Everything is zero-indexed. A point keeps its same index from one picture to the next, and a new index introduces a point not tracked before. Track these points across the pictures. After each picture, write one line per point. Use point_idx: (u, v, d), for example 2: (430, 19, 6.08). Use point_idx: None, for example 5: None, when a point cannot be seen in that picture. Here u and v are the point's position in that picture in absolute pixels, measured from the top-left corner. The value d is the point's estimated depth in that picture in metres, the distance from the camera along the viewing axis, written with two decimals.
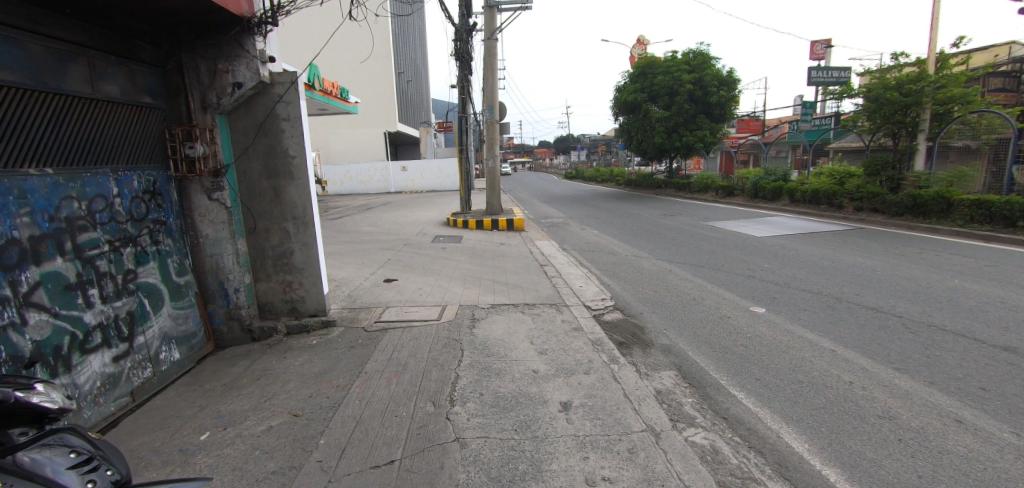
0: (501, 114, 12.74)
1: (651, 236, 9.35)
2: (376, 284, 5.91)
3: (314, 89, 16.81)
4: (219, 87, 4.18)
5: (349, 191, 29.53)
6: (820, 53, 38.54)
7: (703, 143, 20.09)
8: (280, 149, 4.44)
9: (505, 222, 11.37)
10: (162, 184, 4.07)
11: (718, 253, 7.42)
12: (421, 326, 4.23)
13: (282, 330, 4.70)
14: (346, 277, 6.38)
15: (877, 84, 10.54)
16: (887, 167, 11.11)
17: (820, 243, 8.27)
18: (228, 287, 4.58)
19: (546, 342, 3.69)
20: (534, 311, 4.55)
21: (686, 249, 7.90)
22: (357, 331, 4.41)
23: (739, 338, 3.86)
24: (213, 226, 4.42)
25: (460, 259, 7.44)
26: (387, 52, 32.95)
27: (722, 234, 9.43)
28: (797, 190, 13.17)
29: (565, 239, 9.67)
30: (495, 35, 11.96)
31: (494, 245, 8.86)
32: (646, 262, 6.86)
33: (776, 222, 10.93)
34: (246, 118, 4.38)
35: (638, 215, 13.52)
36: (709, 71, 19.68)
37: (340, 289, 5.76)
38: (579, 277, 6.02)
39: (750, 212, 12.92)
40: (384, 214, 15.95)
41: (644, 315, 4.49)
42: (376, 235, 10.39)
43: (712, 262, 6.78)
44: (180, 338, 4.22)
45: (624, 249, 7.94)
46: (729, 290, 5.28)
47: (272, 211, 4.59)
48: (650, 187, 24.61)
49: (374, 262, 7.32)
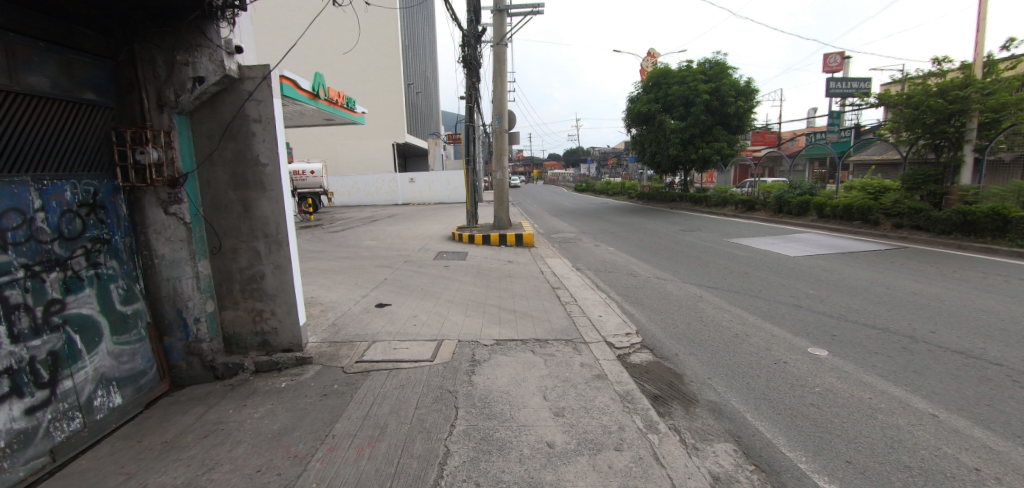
0: (511, 124, 12.13)
1: (673, 255, 8.54)
2: (366, 310, 5.17)
3: (319, 98, 16.46)
4: (178, 82, 3.55)
5: (356, 202, 29.17)
6: (834, 66, 37.91)
7: (720, 154, 19.31)
8: (251, 154, 3.77)
9: (514, 236, 10.66)
10: (106, 196, 3.43)
11: (753, 277, 6.58)
12: (410, 370, 3.47)
13: (250, 368, 3.98)
14: (334, 301, 5.65)
15: (917, 90, 9.66)
16: (929, 180, 10.16)
17: (864, 264, 7.40)
18: (187, 317, 3.89)
19: (563, 398, 2.92)
20: (547, 351, 3.76)
21: (715, 270, 7.08)
22: (334, 374, 3.65)
23: (808, 394, 3.05)
24: (169, 245, 3.75)
25: (464, 280, 6.70)
26: (397, 63, 32.92)
27: (751, 252, 8.61)
28: (825, 204, 12.28)
29: (579, 257, 8.93)
30: (505, 40, 11.43)
31: (502, 264, 8.13)
32: (672, 286, 6.05)
33: (806, 239, 10.07)
34: (211, 119, 3.74)
35: (654, 230, 12.75)
36: (727, 81, 18.98)
37: (324, 317, 5.03)
38: (597, 305, 5.21)
39: (776, 228, 12.00)
40: (388, 227, 15.34)
41: (679, 358, 3.70)
42: (376, 250, 9.74)
43: (748, 288, 5.96)
44: (123, 379, 3.52)
45: (645, 270, 7.13)
46: (778, 324, 4.46)
47: (239, 228, 3.89)
48: (664, 201, 23.82)
49: (368, 282, 6.60)
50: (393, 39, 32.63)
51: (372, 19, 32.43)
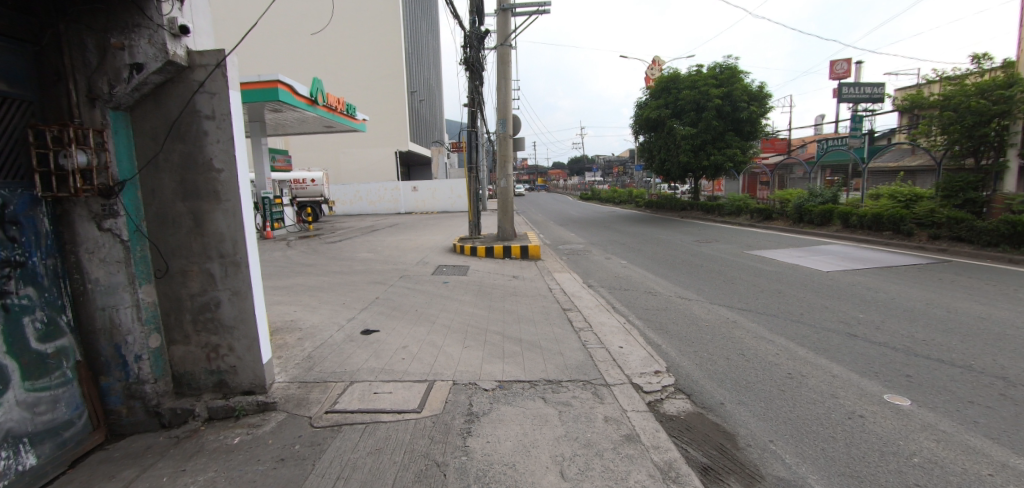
0: (515, 129, 11.49)
1: (693, 270, 7.79)
2: (350, 339, 4.46)
3: (317, 103, 15.98)
4: (112, 71, 2.93)
5: (358, 211, 28.65)
6: (841, 72, 37.42)
7: (732, 161, 18.62)
8: (203, 158, 3.13)
9: (519, 248, 10.00)
10: (21, 209, 2.69)
11: (789, 297, 5.82)
12: (392, 426, 2.75)
13: (202, 415, 3.29)
14: (314, 326, 4.95)
15: (955, 90, 8.95)
16: (969, 187, 9.39)
17: (909, 281, 6.63)
18: (126, 354, 3.20)
19: (586, 476, 2.20)
20: (561, 399, 3.04)
21: (744, 289, 6.33)
22: (298, 428, 2.93)
23: (909, 469, 2.31)
24: (103, 267, 3.05)
25: (463, 300, 5.99)
26: (400, 70, 32.61)
27: (778, 267, 7.87)
28: (851, 214, 11.50)
29: (589, 271, 8.23)
30: (509, 40, 10.86)
31: (506, 280, 7.42)
32: (700, 309, 5.32)
33: (834, 252, 9.32)
34: (155, 115, 3.11)
35: (668, 241, 12.04)
36: (739, 85, 18.33)
37: (300, 346, 4.33)
38: (616, 334, 4.48)
39: (799, 239, 11.23)
40: (387, 238, 14.69)
41: (726, 408, 2.97)
42: (370, 264, 9.07)
43: (787, 311, 5.21)
44: (40, 434, 2.74)
45: (666, 289, 6.39)
46: (837, 361, 3.72)
47: (190, 246, 3.23)
48: (673, 209, 23.11)
49: (356, 303, 5.91)
50: (396, 45, 32.36)
51: (375, 27, 32.22)
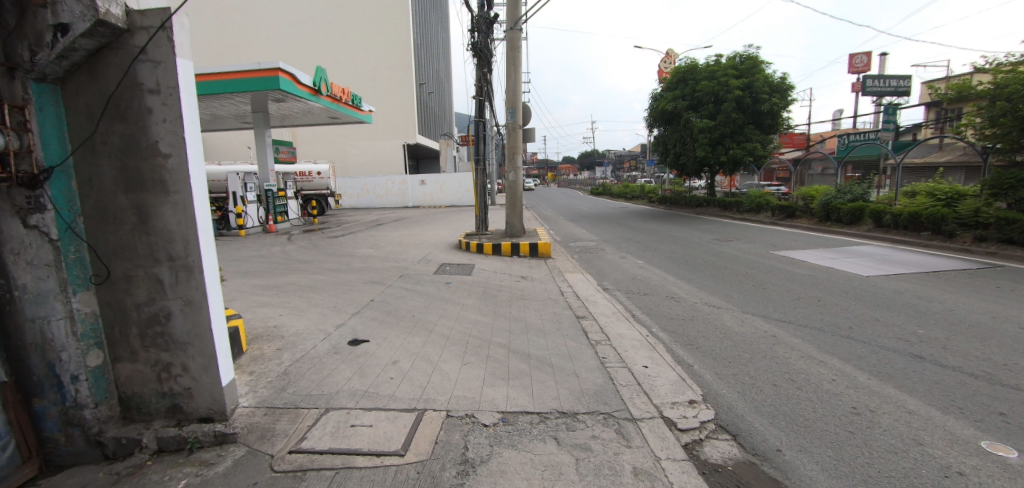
0: (525, 119, 10.86)
1: (717, 273, 7.14)
2: (334, 351, 3.92)
3: (320, 93, 15.47)
4: (32, 33, 2.38)
5: (364, 204, 28.26)
6: (861, 66, 36.09)
7: (752, 156, 17.78)
8: (147, 141, 2.59)
9: (528, 246, 9.42)
10: None
11: (832, 307, 5.16)
12: (366, 475, 2.19)
13: (150, 446, 2.76)
14: (298, 334, 4.42)
15: (1008, 78, 8.15)
16: (1020, 185, 8.50)
17: (964, 288, 5.93)
18: (61, 373, 2.65)
19: None
20: (577, 441, 2.46)
21: (779, 296, 5.67)
22: (253, 471, 2.36)
23: None
24: (29, 271, 2.49)
25: (466, 304, 5.42)
26: (408, 62, 32.02)
27: (812, 270, 7.20)
28: (885, 212, 10.70)
29: (604, 272, 7.62)
30: (519, 25, 10.21)
31: (513, 281, 6.84)
32: (733, 320, 4.69)
33: (869, 254, 8.57)
34: (90, 90, 2.58)
35: (686, 239, 11.36)
36: (760, 76, 17.46)
37: (277, 359, 3.80)
38: (639, 350, 3.88)
39: (827, 239, 10.48)
40: (392, 233, 14.19)
41: (786, 459, 2.36)
42: (370, 261, 8.54)
43: (833, 324, 4.57)
44: None
45: (690, 294, 5.77)
46: (910, 393, 3.08)
47: (135, 246, 2.70)
48: (687, 205, 22.32)
49: (348, 306, 5.37)
50: (405, 37, 31.78)
51: (383, 18, 31.70)
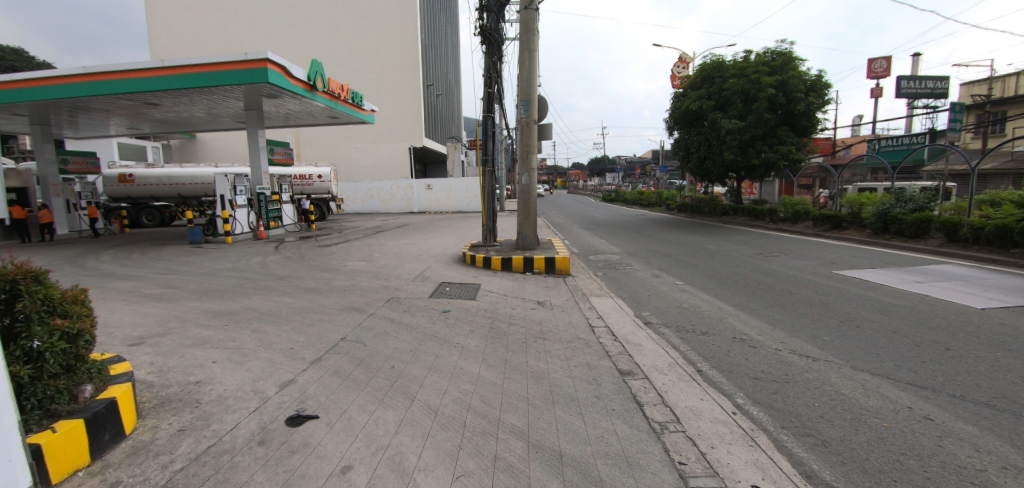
0: (540, 114, 9.50)
1: (784, 301, 5.70)
2: (259, 440, 2.54)
3: (316, 89, 14.25)
4: None
5: (368, 209, 27.13)
6: (880, 71, 34.44)
7: (787, 160, 16.23)
8: None
9: (543, 260, 8.02)
10: None
11: (978, 363, 3.66)
12: None
13: None
14: (221, 400, 3.05)
15: None
16: None
17: None
18: None
19: None
20: None
21: (887, 342, 4.19)
22: None
23: None
24: None
25: (465, 348, 4.02)
26: (415, 63, 31.00)
27: (904, 298, 5.73)
28: (963, 224, 9.12)
29: (639, 296, 6.22)
30: (535, 4, 8.85)
31: (527, 310, 5.43)
32: (850, 386, 3.23)
33: (955, 275, 7.10)
34: None
35: (724, 253, 9.93)
36: (795, 73, 16.01)
37: (167, 454, 2.43)
38: (735, 449, 2.45)
39: (893, 256, 8.97)
40: (391, 241, 12.87)
41: None
42: (355, 280, 7.16)
43: (1004, 396, 3.07)
44: None
45: (765, 336, 4.34)
46: None
47: None
48: (710, 213, 20.79)
49: (308, 349, 3.99)
50: (411, 38, 30.81)
51: (389, 17, 30.89)
